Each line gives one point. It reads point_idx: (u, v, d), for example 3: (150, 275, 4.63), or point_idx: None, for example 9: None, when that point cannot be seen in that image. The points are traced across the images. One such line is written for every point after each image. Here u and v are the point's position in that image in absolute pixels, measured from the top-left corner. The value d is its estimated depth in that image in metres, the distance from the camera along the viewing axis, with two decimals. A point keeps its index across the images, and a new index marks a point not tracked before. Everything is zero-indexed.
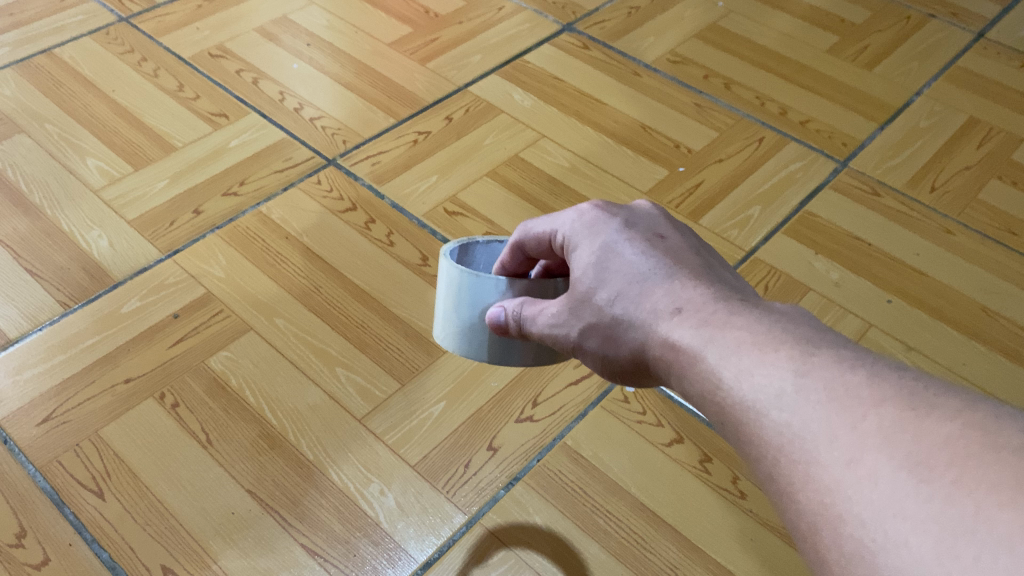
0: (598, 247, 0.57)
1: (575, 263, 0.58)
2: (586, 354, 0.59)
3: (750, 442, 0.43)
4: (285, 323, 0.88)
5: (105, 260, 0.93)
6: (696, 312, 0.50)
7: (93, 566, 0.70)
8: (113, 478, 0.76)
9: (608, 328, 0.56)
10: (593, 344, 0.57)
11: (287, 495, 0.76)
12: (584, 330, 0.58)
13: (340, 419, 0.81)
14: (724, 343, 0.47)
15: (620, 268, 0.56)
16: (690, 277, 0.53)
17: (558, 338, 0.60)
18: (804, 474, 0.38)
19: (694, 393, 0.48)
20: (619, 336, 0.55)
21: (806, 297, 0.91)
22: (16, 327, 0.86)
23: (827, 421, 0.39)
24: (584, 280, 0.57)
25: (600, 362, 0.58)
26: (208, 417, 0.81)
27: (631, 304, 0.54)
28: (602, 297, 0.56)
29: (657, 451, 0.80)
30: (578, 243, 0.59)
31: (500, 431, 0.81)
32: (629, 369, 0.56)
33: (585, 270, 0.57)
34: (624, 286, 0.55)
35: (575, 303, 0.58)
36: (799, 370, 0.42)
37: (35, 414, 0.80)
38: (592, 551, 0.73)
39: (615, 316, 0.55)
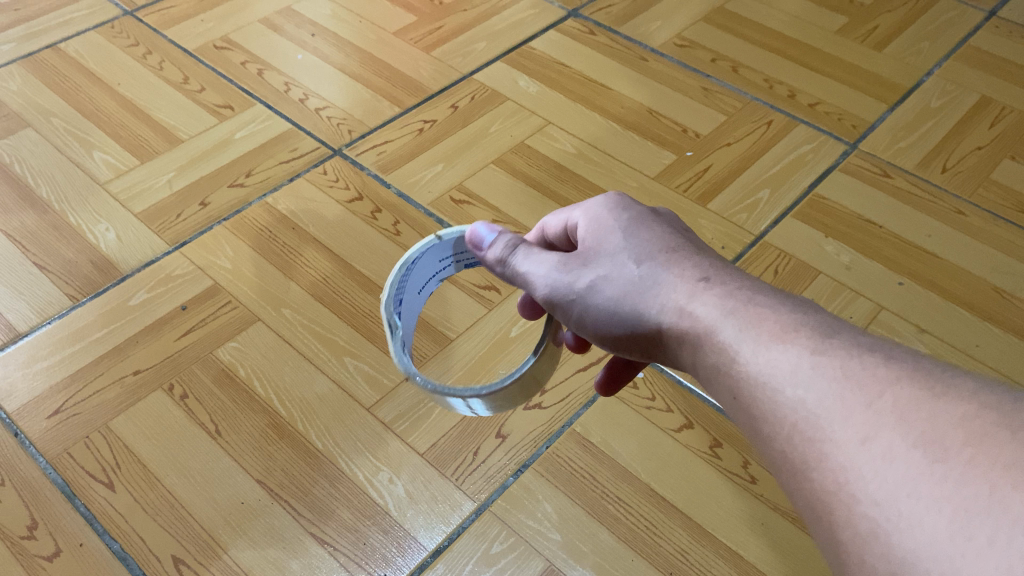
0: (626, 216, 0.57)
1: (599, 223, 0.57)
2: (583, 315, 0.56)
3: (763, 418, 0.43)
4: (292, 314, 0.88)
5: (112, 252, 0.93)
6: (724, 284, 0.51)
7: (105, 557, 0.71)
8: (123, 470, 0.76)
9: (626, 286, 0.54)
10: (599, 300, 0.55)
11: (295, 484, 0.76)
12: (594, 283, 0.55)
13: (349, 409, 0.81)
14: (747, 316, 0.47)
15: (649, 236, 0.56)
16: (716, 260, 0.54)
17: (555, 287, 0.56)
18: (818, 452, 0.39)
19: (710, 365, 0.48)
20: (636, 294, 0.53)
21: (816, 281, 0.90)
22: (25, 321, 0.86)
23: (843, 397, 0.40)
24: (608, 240, 0.57)
25: (597, 324, 0.55)
26: (217, 408, 0.81)
27: (656, 269, 0.53)
28: (627, 257, 0.55)
29: (667, 437, 0.79)
30: (606, 210, 0.58)
31: (508, 419, 0.81)
32: (630, 338, 0.55)
33: (613, 230, 0.56)
34: (651, 252, 0.55)
35: (591, 258, 0.56)
36: (817, 349, 0.43)
37: (44, 407, 0.80)
38: (602, 537, 0.72)
39: (635, 277, 0.54)
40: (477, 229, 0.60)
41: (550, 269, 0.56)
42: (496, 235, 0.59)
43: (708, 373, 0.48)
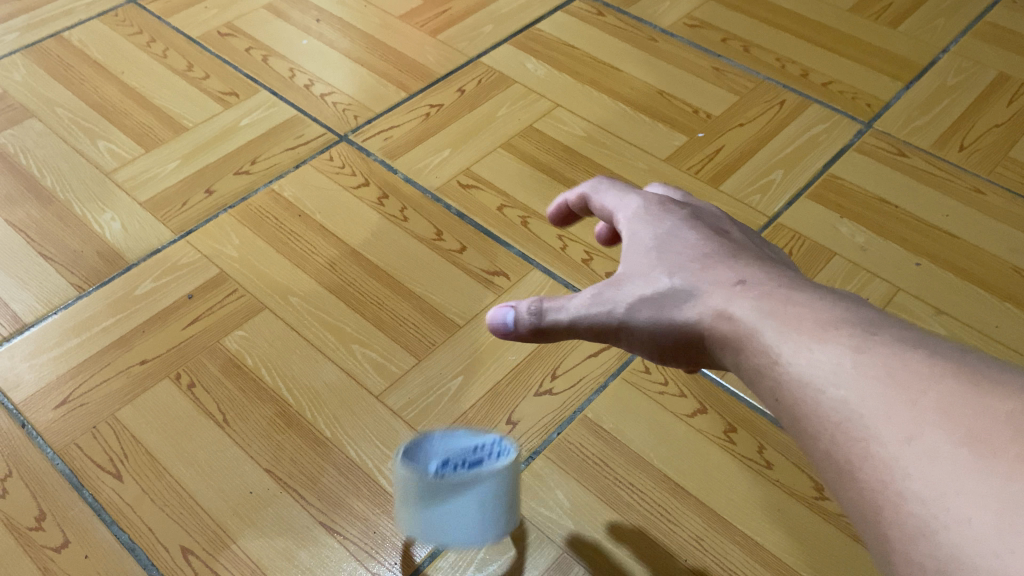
0: (661, 231, 0.56)
1: (633, 243, 0.57)
2: (631, 332, 0.54)
3: (804, 419, 0.41)
4: (300, 302, 0.87)
5: (117, 241, 0.92)
6: (758, 286, 0.49)
7: (113, 548, 0.70)
8: (130, 460, 0.75)
9: (660, 298, 0.52)
10: (639, 320, 0.54)
11: (304, 473, 0.75)
12: (629, 304, 0.54)
13: (357, 396, 0.80)
14: (784, 315, 0.45)
15: (680, 247, 0.54)
16: (752, 261, 0.52)
17: (595, 318, 0.55)
18: (862, 451, 0.37)
19: (751, 368, 0.46)
20: (672, 307, 0.52)
21: (831, 263, 0.88)
22: (31, 312, 0.86)
23: (886, 396, 0.37)
24: (641, 258, 0.55)
25: (649, 339, 0.54)
26: (225, 397, 0.80)
27: (688, 276, 0.52)
28: (660, 269, 0.53)
29: (680, 422, 0.78)
30: (638, 230, 0.58)
31: (518, 405, 0.80)
32: (683, 345, 0.53)
33: (646, 246, 0.56)
34: (685, 261, 0.53)
35: (626, 279, 0.55)
36: (857, 346, 0.40)
37: (52, 397, 0.79)
38: (615, 523, 0.71)
39: (670, 288, 0.52)
40: (496, 311, 0.59)
41: (584, 306, 0.56)
42: (515, 307, 0.58)
43: (755, 378, 0.46)
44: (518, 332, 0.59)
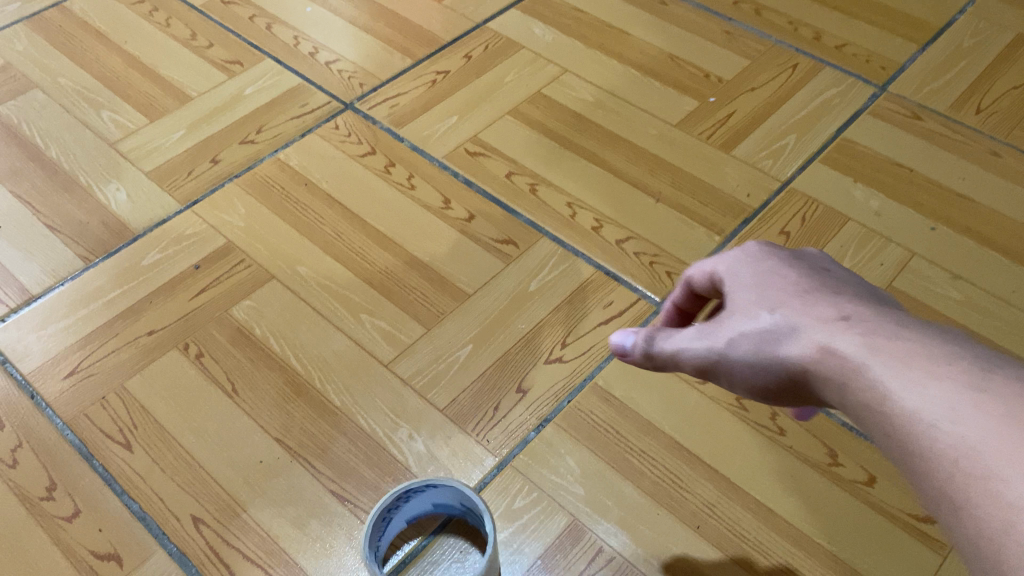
0: (764, 263, 0.49)
1: (732, 274, 0.49)
2: (733, 371, 0.47)
3: (914, 463, 0.35)
4: (307, 271, 0.87)
5: (123, 212, 0.92)
6: (867, 321, 0.40)
7: (124, 518, 0.70)
8: (139, 430, 0.75)
9: (759, 337, 0.45)
10: (739, 359, 0.46)
11: (314, 441, 0.75)
12: (729, 341, 0.47)
13: (366, 366, 0.80)
14: (893, 350, 0.37)
15: (784, 280, 0.46)
16: (866, 298, 0.43)
17: (698, 353, 0.49)
18: (980, 497, 0.31)
19: (861, 414, 0.38)
20: (772, 346, 0.44)
21: (844, 228, 0.87)
22: (38, 284, 0.85)
23: (1013, 440, 0.31)
24: (740, 293, 0.48)
25: (752, 380, 0.46)
26: (233, 367, 0.79)
27: (789, 310, 0.44)
28: (759, 302, 0.46)
29: (692, 390, 0.77)
30: (738, 268, 0.50)
31: (528, 373, 0.79)
32: (791, 387, 0.44)
33: (744, 279, 0.48)
34: (786, 296, 0.45)
35: (728, 317, 0.48)
36: (976, 384, 0.33)
37: (60, 368, 0.79)
38: (626, 491, 0.71)
39: (769, 325, 0.44)
40: (617, 334, 0.56)
41: (690, 339, 0.50)
42: (634, 333, 0.55)
43: (875, 429, 0.37)
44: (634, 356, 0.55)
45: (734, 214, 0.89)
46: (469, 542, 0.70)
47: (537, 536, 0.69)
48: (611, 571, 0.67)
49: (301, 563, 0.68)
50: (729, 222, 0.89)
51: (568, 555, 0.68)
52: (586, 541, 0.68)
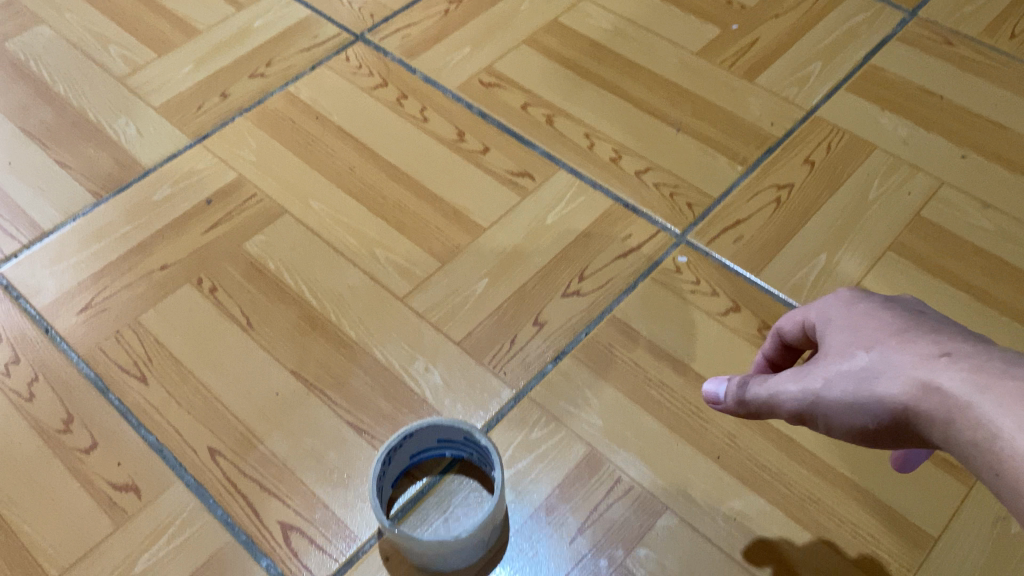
0: (857, 303, 0.47)
1: (823, 316, 0.48)
2: (829, 416, 0.46)
3: None
4: (320, 205, 0.85)
5: (133, 148, 0.90)
6: (970, 358, 0.39)
7: (141, 450, 0.70)
8: (155, 363, 0.75)
9: (854, 379, 0.44)
10: (833, 403, 0.45)
11: (330, 374, 0.74)
12: (821, 385, 0.46)
13: (381, 299, 0.79)
14: (1005, 387, 0.36)
15: (877, 319, 0.45)
16: (968, 333, 0.41)
17: (791, 396, 0.48)
18: None
19: (973, 457, 0.37)
20: (868, 388, 0.43)
21: (871, 157, 0.85)
22: (50, 219, 0.84)
23: None
24: (832, 335, 0.47)
25: (849, 424, 0.45)
26: (247, 301, 0.79)
27: (886, 351, 0.42)
28: (854, 343, 0.45)
29: (712, 321, 0.75)
30: (827, 309, 0.48)
31: (546, 306, 0.77)
32: (892, 429, 0.43)
33: (836, 320, 0.47)
34: (881, 334, 0.44)
35: (820, 360, 0.47)
36: None
37: (73, 303, 0.79)
38: (645, 422, 0.70)
39: (866, 364, 0.43)
40: (712, 386, 0.56)
41: (782, 383, 0.49)
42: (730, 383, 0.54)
43: (984, 472, 0.36)
44: (732, 406, 0.54)
45: (757, 144, 0.87)
46: (481, 487, 0.68)
47: (554, 467, 0.68)
48: (628, 500, 0.66)
49: (317, 493, 0.67)
50: (752, 151, 0.86)
51: (586, 485, 0.67)
52: (603, 471, 0.68)
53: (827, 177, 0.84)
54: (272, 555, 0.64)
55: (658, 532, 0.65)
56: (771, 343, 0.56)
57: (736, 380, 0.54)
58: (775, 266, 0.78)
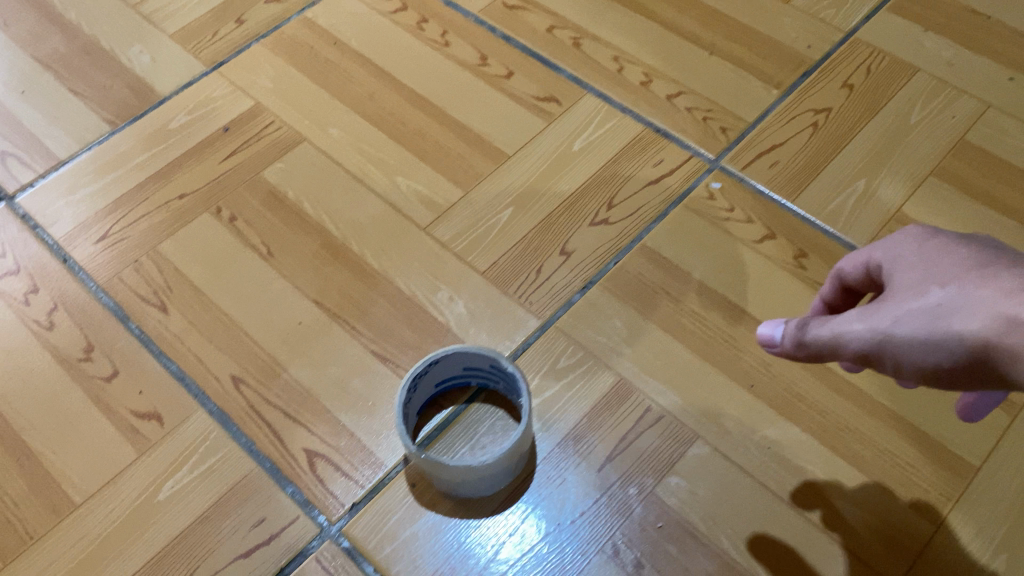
0: (935, 244, 0.43)
1: (896, 259, 0.45)
2: (897, 355, 0.41)
3: None
4: (339, 132, 0.83)
5: (148, 76, 0.88)
6: None
7: (163, 378, 0.69)
8: (175, 292, 0.73)
9: (930, 315, 0.40)
10: (901, 341, 0.41)
11: (353, 302, 0.72)
12: (890, 323, 0.42)
13: (403, 227, 0.76)
14: None
15: (958, 259, 0.41)
16: None
17: (854, 335, 0.44)
18: None
19: None
20: (946, 324, 0.39)
21: (913, 80, 0.83)
22: (65, 149, 0.83)
23: None
24: (907, 275, 0.43)
25: (918, 366, 0.40)
26: (267, 229, 0.77)
27: (969, 288, 0.39)
28: (932, 282, 0.41)
29: (747, 249, 0.73)
30: (902, 250, 0.45)
31: (572, 235, 0.75)
32: (965, 371, 0.38)
33: (912, 262, 0.44)
34: (965, 271, 0.40)
35: (890, 299, 0.43)
36: None
37: (91, 233, 0.77)
38: (676, 350, 0.68)
39: (944, 301, 0.40)
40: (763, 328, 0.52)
41: (846, 321, 0.45)
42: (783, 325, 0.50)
43: None
44: (780, 348, 0.50)
45: (794, 68, 0.84)
46: (508, 415, 0.66)
47: (583, 395, 0.67)
48: (659, 429, 0.65)
49: (342, 421, 0.66)
50: (788, 76, 0.84)
51: (616, 413, 0.66)
52: (633, 400, 0.66)
53: (865, 103, 0.81)
54: (297, 482, 0.64)
55: (690, 461, 0.63)
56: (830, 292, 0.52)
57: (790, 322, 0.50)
58: (811, 193, 0.76)
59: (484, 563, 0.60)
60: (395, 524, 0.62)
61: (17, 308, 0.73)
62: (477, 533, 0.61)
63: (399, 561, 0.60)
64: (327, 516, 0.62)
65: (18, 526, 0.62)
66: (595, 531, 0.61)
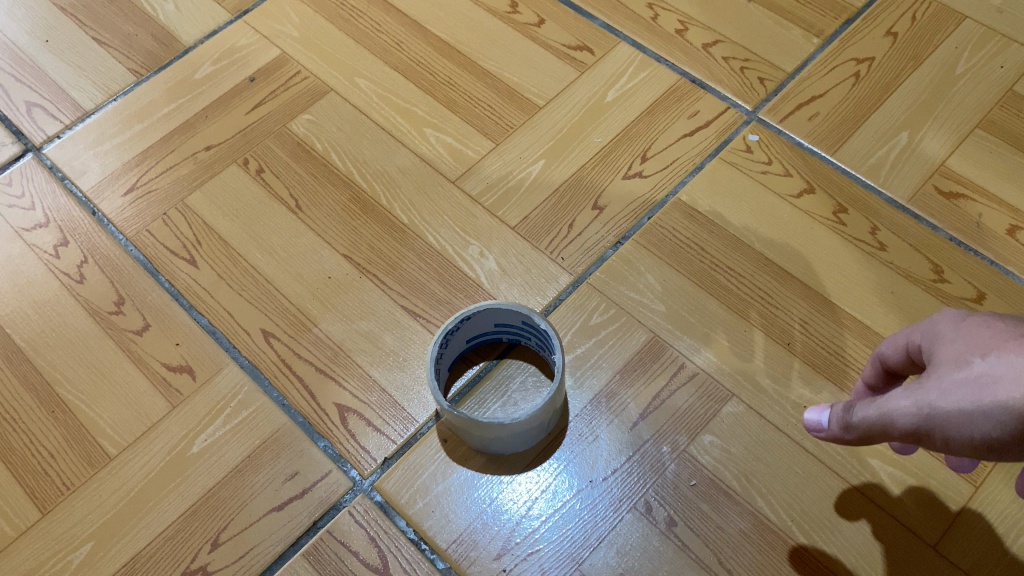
0: (969, 316, 0.43)
1: (928, 331, 0.44)
2: (946, 430, 0.40)
3: None
4: (366, 83, 0.81)
5: (172, 25, 0.86)
6: None
7: (194, 332, 0.69)
8: (204, 246, 0.73)
9: (975, 387, 0.39)
10: (947, 413, 0.40)
11: (383, 257, 0.72)
12: (934, 397, 0.41)
13: (432, 181, 0.75)
14: None
15: (993, 330, 0.41)
16: None
17: (901, 410, 0.43)
18: None
19: None
20: (992, 392, 0.38)
21: (961, 27, 0.80)
22: (91, 99, 0.81)
23: None
24: (944, 347, 0.42)
25: (970, 441, 0.39)
26: (296, 182, 0.76)
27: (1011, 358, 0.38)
28: (970, 351, 0.41)
29: (785, 204, 0.71)
30: (935, 323, 0.44)
31: (606, 189, 0.73)
32: (1015, 442, 0.37)
33: (946, 333, 0.43)
34: (1003, 342, 0.40)
35: (931, 373, 0.42)
36: None
37: (119, 185, 0.77)
38: (710, 307, 0.67)
39: (986, 371, 0.39)
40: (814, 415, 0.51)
41: (892, 397, 0.44)
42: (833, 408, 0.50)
43: None
44: (834, 432, 0.49)
45: (836, 15, 0.81)
46: (539, 371, 0.66)
47: (615, 352, 0.66)
48: (693, 387, 0.64)
49: (374, 375, 0.66)
50: (830, 23, 0.81)
51: (649, 370, 0.65)
52: (666, 357, 0.65)
53: (910, 51, 0.79)
54: (330, 437, 0.64)
55: (724, 419, 0.63)
56: (870, 368, 0.52)
57: (838, 405, 0.50)
58: (852, 145, 0.74)
59: (516, 519, 0.60)
60: (427, 479, 0.62)
61: (48, 260, 0.73)
62: (509, 489, 0.61)
63: (431, 515, 0.60)
64: (359, 471, 0.62)
65: (55, 477, 0.63)
66: (628, 488, 0.60)
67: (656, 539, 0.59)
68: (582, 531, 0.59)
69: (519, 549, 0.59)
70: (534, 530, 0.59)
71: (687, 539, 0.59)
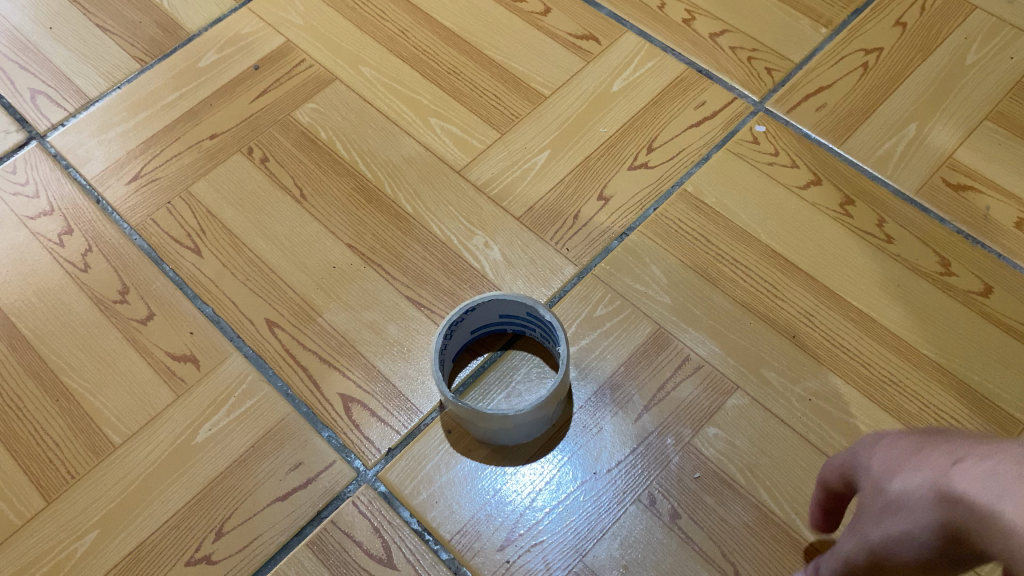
0: (881, 442, 0.42)
1: (859, 456, 0.44)
2: (893, 564, 0.39)
3: None
4: (372, 72, 0.81)
5: (176, 12, 0.86)
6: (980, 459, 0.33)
7: (198, 321, 0.69)
8: (208, 235, 0.73)
9: (886, 514, 0.38)
10: (877, 544, 0.39)
11: (387, 247, 0.71)
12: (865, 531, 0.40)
13: (437, 170, 0.75)
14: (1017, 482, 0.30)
15: (896, 450, 0.40)
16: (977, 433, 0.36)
17: (854, 555, 0.42)
18: None
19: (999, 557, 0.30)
20: (897, 516, 0.37)
21: (971, 17, 0.79)
22: (95, 87, 0.81)
23: None
24: (866, 478, 0.41)
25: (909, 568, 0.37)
26: (300, 171, 0.76)
27: (905, 476, 0.37)
28: (885, 472, 0.40)
29: (792, 196, 0.71)
30: (859, 456, 0.44)
31: (611, 179, 0.73)
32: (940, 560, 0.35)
33: (869, 459, 0.42)
34: (901, 460, 0.39)
35: (861, 508, 0.41)
36: None
37: (123, 173, 0.76)
38: (716, 299, 0.67)
39: (896, 492, 0.38)
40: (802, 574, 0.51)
41: (844, 546, 0.43)
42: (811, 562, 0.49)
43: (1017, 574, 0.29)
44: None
45: (845, 5, 0.81)
46: (544, 362, 0.66)
47: (620, 343, 0.66)
48: (697, 379, 0.64)
49: (378, 366, 0.66)
50: (838, 13, 0.80)
51: (653, 362, 0.65)
52: (671, 349, 0.65)
53: (919, 42, 0.78)
54: (334, 427, 0.64)
55: (729, 411, 0.62)
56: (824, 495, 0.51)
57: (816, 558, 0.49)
58: (859, 137, 0.73)
59: (520, 510, 0.60)
60: (431, 470, 0.62)
61: (52, 249, 0.73)
62: (513, 480, 0.61)
63: (435, 506, 0.60)
64: (363, 461, 0.62)
65: (60, 465, 0.63)
66: (632, 480, 0.60)
67: (660, 532, 0.59)
68: (586, 523, 0.59)
69: (522, 540, 0.59)
70: (538, 521, 0.59)
71: (691, 532, 0.59)
